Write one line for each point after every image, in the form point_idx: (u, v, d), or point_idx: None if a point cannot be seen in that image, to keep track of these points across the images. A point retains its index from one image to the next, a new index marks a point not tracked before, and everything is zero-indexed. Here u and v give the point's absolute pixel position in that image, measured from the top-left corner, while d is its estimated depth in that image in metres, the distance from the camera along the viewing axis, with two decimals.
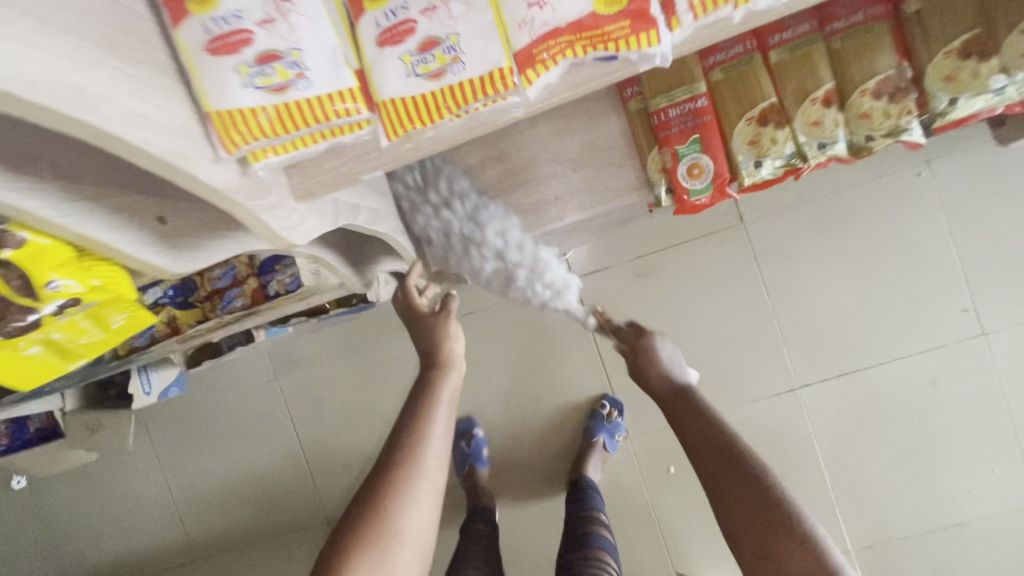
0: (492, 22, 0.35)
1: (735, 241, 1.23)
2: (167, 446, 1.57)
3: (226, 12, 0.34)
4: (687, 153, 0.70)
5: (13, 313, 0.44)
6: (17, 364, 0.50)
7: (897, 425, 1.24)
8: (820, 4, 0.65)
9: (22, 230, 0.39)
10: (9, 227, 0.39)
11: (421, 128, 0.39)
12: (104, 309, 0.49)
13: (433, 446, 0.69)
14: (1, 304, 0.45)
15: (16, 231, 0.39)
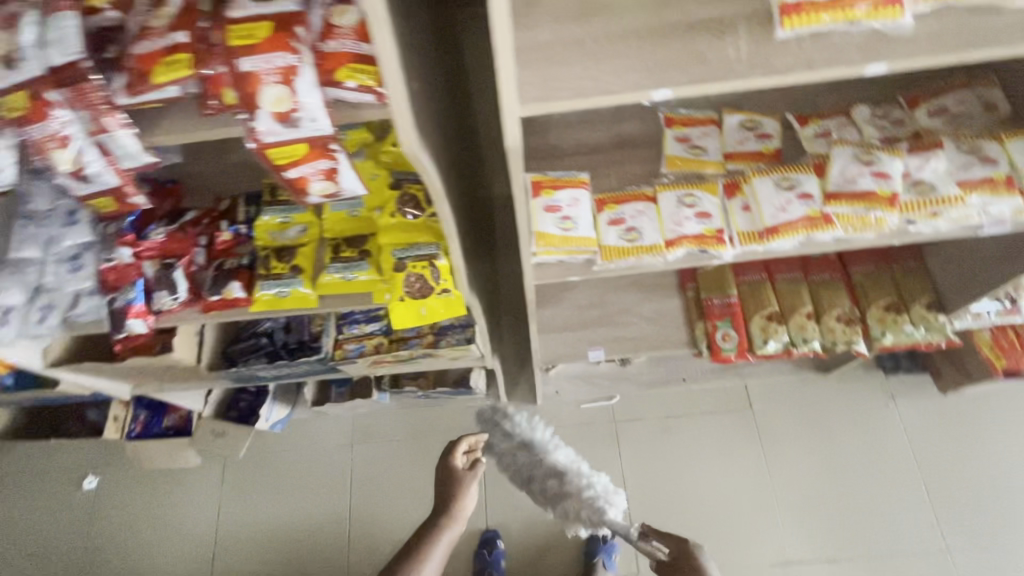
0: (659, 226, 0.83)
1: (744, 421, 1.59)
2: (232, 480, 1.64)
3: (554, 197, 0.83)
4: (722, 326, 1.15)
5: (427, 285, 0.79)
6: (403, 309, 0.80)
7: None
8: (805, 264, 1.17)
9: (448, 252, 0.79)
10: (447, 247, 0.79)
11: (615, 260, 0.83)
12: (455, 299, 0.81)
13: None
14: (420, 281, 0.79)
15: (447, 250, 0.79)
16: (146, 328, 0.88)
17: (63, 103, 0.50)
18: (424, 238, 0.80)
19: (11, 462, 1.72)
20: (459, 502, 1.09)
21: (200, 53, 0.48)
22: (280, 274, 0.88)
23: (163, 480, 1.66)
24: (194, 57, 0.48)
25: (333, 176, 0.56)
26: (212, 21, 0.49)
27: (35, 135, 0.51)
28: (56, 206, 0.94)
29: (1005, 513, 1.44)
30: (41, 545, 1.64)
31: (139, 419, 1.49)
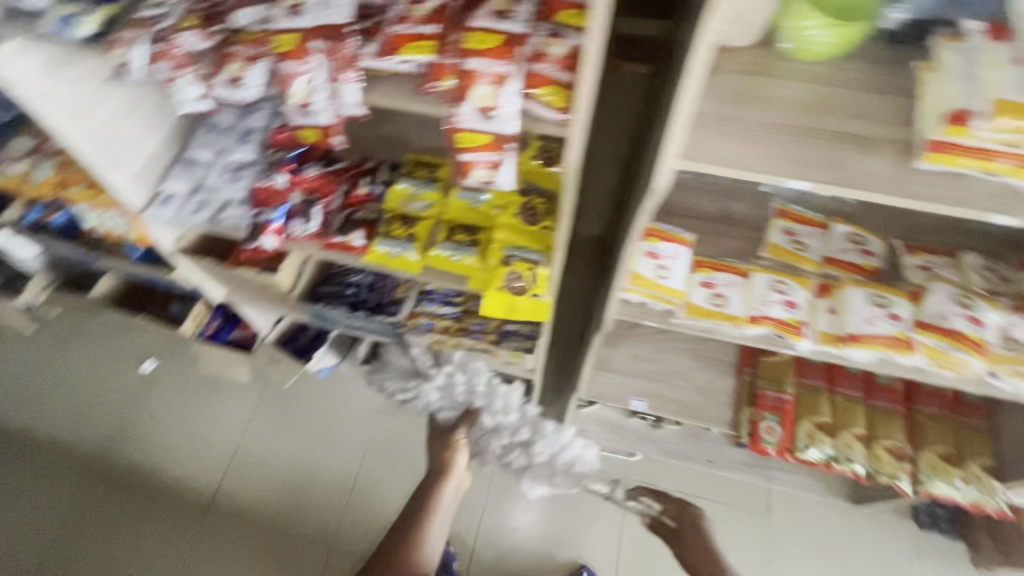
0: (745, 301, 0.87)
1: (757, 524, 1.56)
2: (263, 407, 1.75)
3: (657, 247, 0.90)
4: (768, 418, 1.16)
5: (524, 285, 0.86)
6: (494, 298, 0.87)
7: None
8: (868, 387, 1.18)
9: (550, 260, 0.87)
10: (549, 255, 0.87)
11: (695, 318, 0.88)
12: (544, 302, 0.87)
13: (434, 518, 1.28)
14: (519, 280, 0.87)
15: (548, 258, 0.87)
16: (275, 246, 1.02)
17: (320, 52, 0.62)
18: (534, 244, 0.88)
19: (88, 326, 1.90)
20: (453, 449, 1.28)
21: (438, 45, 0.59)
22: (398, 237, 0.98)
23: (208, 387, 1.79)
24: (432, 46, 0.59)
25: (496, 167, 0.66)
26: (454, 23, 0.60)
27: (288, 69, 0.64)
28: (236, 126, 1.11)
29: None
30: (87, 408, 1.79)
31: (212, 324, 1.64)
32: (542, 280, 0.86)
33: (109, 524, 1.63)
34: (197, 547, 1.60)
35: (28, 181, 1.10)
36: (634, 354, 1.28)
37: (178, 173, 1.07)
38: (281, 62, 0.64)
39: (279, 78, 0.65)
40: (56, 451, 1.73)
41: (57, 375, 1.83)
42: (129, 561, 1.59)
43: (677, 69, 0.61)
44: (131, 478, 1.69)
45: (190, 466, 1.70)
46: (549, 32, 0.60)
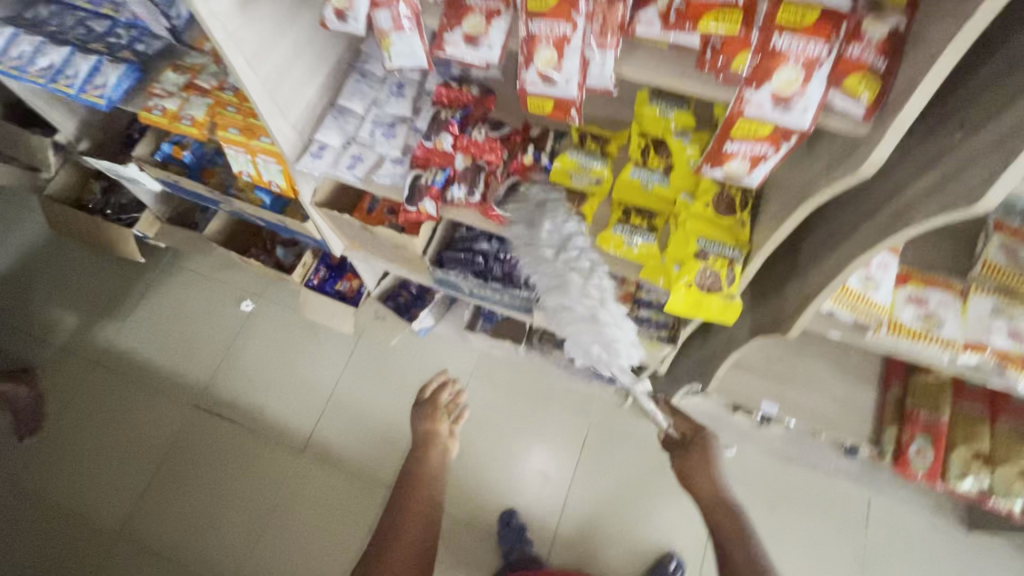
0: (962, 325, 0.80)
1: (853, 535, 1.52)
2: (357, 360, 1.78)
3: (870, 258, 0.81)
4: (920, 441, 1.11)
5: (717, 284, 0.80)
6: (679, 294, 0.82)
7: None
8: None
9: (747, 257, 0.81)
10: (745, 252, 0.81)
11: (902, 338, 0.81)
12: (734, 303, 0.81)
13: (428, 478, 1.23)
14: (712, 277, 0.81)
15: (745, 255, 0.81)
16: (433, 212, 0.96)
17: (586, 15, 0.60)
18: (729, 240, 0.82)
19: (188, 262, 1.94)
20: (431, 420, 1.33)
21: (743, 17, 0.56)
22: (566, 214, 0.93)
23: (305, 333, 1.83)
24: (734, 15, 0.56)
25: (755, 162, 0.64)
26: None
27: (541, 30, 0.62)
28: (389, 76, 1.04)
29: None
30: (190, 340, 1.85)
31: (319, 273, 1.64)
32: (735, 279, 0.80)
33: (210, 453, 1.71)
34: (293, 485, 1.66)
35: (179, 120, 1.08)
36: (770, 354, 1.21)
37: (331, 123, 1.01)
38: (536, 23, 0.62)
39: (526, 41, 0.63)
40: (160, 379, 1.80)
41: (160, 306, 1.89)
42: (232, 490, 1.67)
43: (1019, 69, 0.52)
44: (230, 413, 1.75)
45: (287, 408, 1.75)
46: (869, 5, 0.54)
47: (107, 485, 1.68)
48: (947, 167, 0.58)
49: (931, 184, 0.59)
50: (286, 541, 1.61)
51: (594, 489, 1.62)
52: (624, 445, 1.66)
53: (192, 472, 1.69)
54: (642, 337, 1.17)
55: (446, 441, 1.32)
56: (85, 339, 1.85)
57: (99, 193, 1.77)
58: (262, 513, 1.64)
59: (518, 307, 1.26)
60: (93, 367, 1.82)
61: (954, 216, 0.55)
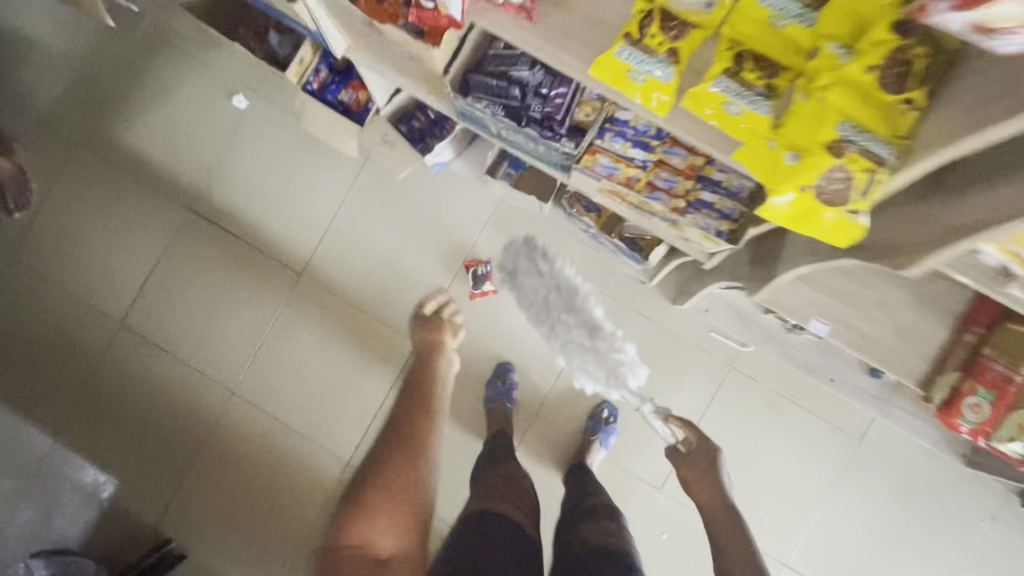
0: None
1: (844, 444, 1.53)
2: (365, 186, 1.60)
3: None
4: (980, 396, 1.01)
5: (843, 192, 0.56)
6: (785, 197, 0.59)
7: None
8: None
9: (903, 155, 0.55)
10: (904, 146, 0.55)
11: None
12: (858, 221, 0.58)
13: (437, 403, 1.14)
14: (841, 177, 0.56)
15: (901, 151, 0.55)
16: (456, 16, 0.67)
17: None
18: (882, 128, 0.55)
19: (171, 35, 1.61)
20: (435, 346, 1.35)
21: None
22: (651, 48, 0.64)
23: (307, 146, 1.60)
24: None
25: None
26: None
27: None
28: None
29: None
30: (177, 132, 1.63)
31: (319, 76, 1.34)
32: (878, 184, 0.56)
33: (207, 261, 1.64)
34: (292, 304, 1.63)
35: None
36: (842, 270, 1.01)
37: None
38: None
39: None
40: (149, 174, 1.64)
41: (141, 87, 1.63)
42: (230, 300, 1.64)
43: None
44: (226, 223, 1.63)
45: (286, 226, 1.62)
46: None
47: (108, 275, 1.66)
48: None
49: None
50: (286, 354, 1.63)
51: None
52: (637, 323, 1.56)
53: (190, 276, 1.65)
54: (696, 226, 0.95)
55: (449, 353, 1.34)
56: (65, 114, 1.64)
57: None
58: (261, 326, 1.63)
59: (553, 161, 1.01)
60: (75, 148, 1.64)
61: None
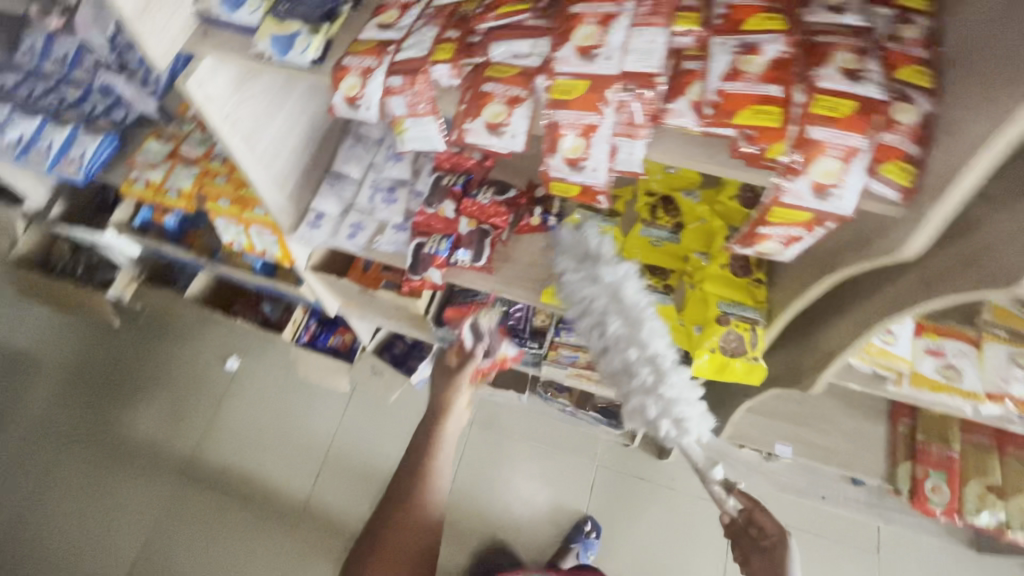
0: (982, 375, 0.80)
1: (866, 563, 1.51)
2: (353, 417, 1.68)
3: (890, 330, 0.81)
4: (935, 477, 1.10)
5: (741, 319, 0.79)
6: (705, 343, 0.80)
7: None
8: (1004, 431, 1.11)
9: (740, 322, 0.79)
10: (742, 319, 0.79)
11: (929, 389, 0.81)
12: (751, 350, 0.79)
13: None
14: (733, 322, 0.79)
15: (741, 320, 0.79)
16: (439, 279, 0.93)
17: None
18: (746, 301, 0.80)
19: (171, 320, 1.84)
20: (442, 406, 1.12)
21: (788, 24, 0.51)
22: None
23: (296, 388, 1.73)
24: (780, 25, 0.51)
25: (793, 241, 0.58)
26: (809, 28, 0.53)
27: (585, 10, 0.54)
28: (386, 138, 1.01)
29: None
30: (174, 403, 1.75)
31: (309, 329, 1.57)
32: (740, 325, 0.79)
33: (203, 518, 1.61)
34: (290, 551, 1.57)
35: (166, 191, 1.02)
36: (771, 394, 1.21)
37: (327, 191, 0.98)
38: (508, 44, 0.58)
39: (568, 18, 0.55)
40: (145, 447, 1.69)
41: (149, 368, 1.79)
42: (225, 565, 1.56)
43: None
44: (222, 479, 1.65)
45: (280, 470, 1.65)
46: (898, 18, 0.55)
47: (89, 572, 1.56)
48: (958, 253, 0.60)
49: (925, 274, 0.63)
50: None
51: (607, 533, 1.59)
52: (634, 487, 1.63)
53: (181, 548, 1.58)
54: None
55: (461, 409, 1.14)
56: (63, 413, 1.73)
57: (68, 253, 1.68)
58: None
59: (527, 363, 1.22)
60: (69, 445, 1.70)
61: (883, 261, 0.57)
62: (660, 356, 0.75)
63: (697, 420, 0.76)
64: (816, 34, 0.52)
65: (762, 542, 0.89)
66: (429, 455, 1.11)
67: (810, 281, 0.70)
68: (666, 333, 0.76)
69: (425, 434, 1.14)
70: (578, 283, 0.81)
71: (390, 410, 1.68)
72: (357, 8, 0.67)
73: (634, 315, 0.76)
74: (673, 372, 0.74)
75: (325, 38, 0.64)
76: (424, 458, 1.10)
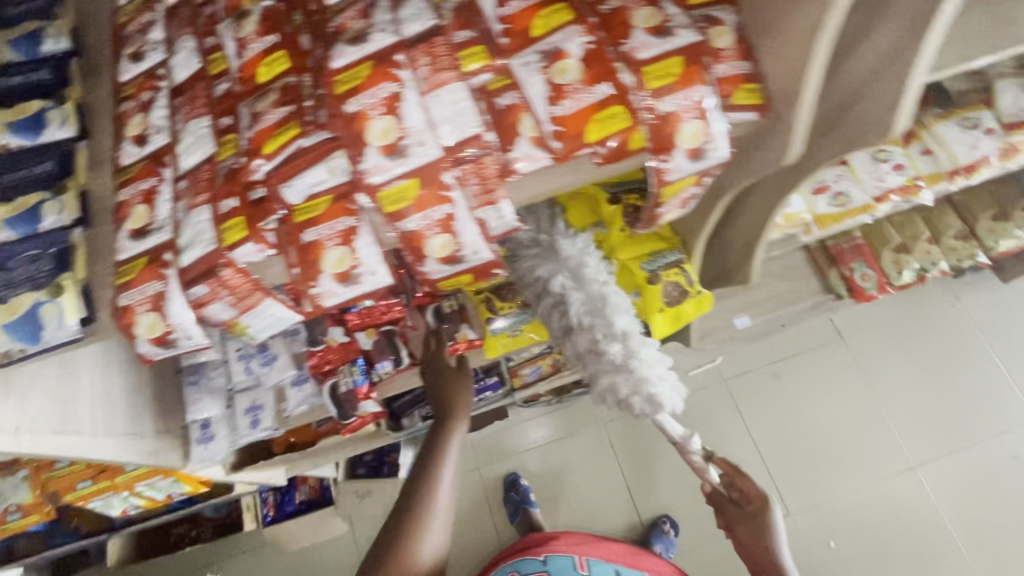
0: (864, 187, 0.86)
1: (838, 352, 1.70)
2: (367, 541, 1.52)
3: None
4: (859, 268, 1.22)
5: (669, 271, 0.78)
6: (655, 310, 0.78)
7: (1009, 514, 1.54)
8: None
9: (671, 270, 0.78)
10: (670, 267, 0.78)
11: (833, 224, 0.86)
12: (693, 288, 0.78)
13: (444, 498, 0.78)
14: (665, 278, 0.78)
15: (670, 268, 0.78)
16: (376, 407, 0.82)
17: (406, 64, 0.45)
18: (662, 247, 0.79)
19: None
20: (460, 404, 0.83)
21: (574, 10, 0.46)
22: (506, 313, 0.84)
23: (292, 557, 1.55)
24: (568, 15, 0.46)
25: (687, 202, 0.55)
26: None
27: (362, 105, 0.45)
28: None
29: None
30: None
31: (269, 501, 1.40)
32: (673, 274, 0.78)
33: None
34: None
35: (5, 516, 0.81)
36: None
37: (195, 396, 0.81)
38: (301, 178, 0.46)
39: (347, 120, 0.45)
40: None
41: None
42: None
43: None
44: None
45: None
46: None
47: None
48: None
49: None
50: None
51: (648, 473, 1.64)
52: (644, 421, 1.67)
53: None
54: None
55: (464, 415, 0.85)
56: None
57: None
58: None
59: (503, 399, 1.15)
60: None
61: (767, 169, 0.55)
62: (628, 333, 0.73)
63: (670, 393, 0.73)
64: (602, 2, 0.47)
65: (747, 508, 1.05)
66: (434, 471, 0.79)
67: (709, 204, 0.69)
68: (628, 308, 0.74)
69: (428, 453, 0.82)
70: (531, 264, 0.77)
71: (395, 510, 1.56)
72: (93, 226, 0.51)
73: (595, 292, 0.74)
74: (641, 348, 0.72)
75: (76, 288, 0.49)
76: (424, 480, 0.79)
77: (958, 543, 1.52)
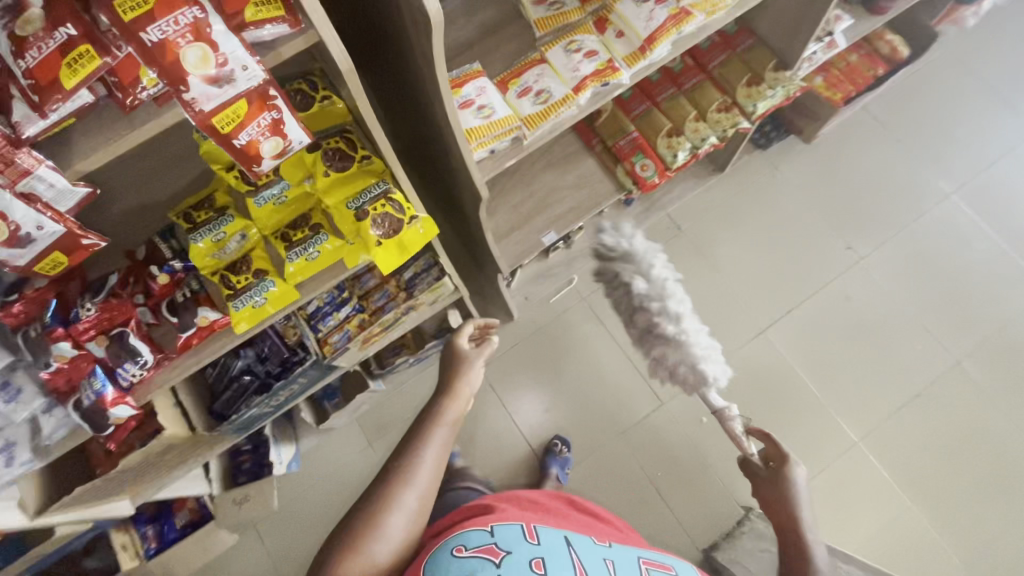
0: (561, 80, 0.89)
1: (682, 244, 1.78)
2: (266, 546, 1.51)
3: (480, 104, 0.86)
4: (638, 160, 1.27)
5: (379, 205, 0.80)
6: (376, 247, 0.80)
7: (850, 348, 1.70)
8: (648, 93, 1.31)
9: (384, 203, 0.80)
10: (380, 200, 0.80)
11: (542, 122, 0.89)
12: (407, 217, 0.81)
13: (425, 466, 0.74)
14: (377, 214, 0.80)
15: (383, 202, 0.80)
16: (132, 410, 0.81)
17: None
18: (369, 184, 0.81)
19: None
20: (462, 376, 0.88)
21: None
22: (247, 286, 0.83)
23: None
24: None
25: (280, 130, 0.55)
26: None
27: None
28: None
29: (894, 218, 1.79)
30: None
31: (149, 535, 1.36)
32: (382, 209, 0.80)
33: None
34: None
35: None
36: (509, 211, 1.29)
37: None
38: None
39: None
40: None
41: None
42: None
43: None
44: None
45: None
46: None
47: None
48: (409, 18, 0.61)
49: (417, 48, 0.65)
50: None
51: (533, 403, 1.69)
52: (517, 357, 1.72)
53: None
54: (416, 275, 1.16)
55: (469, 385, 0.88)
56: None
57: None
58: None
59: (327, 373, 1.17)
60: None
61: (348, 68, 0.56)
62: None
63: None
64: None
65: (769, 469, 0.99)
66: (417, 443, 0.76)
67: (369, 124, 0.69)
68: None
69: (416, 424, 0.81)
70: None
71: (291, 508, 1.55)
72: None
73: None
74: None
75: None
76: (410, 449, 0.76)
77: (810, 386, 1.67)
